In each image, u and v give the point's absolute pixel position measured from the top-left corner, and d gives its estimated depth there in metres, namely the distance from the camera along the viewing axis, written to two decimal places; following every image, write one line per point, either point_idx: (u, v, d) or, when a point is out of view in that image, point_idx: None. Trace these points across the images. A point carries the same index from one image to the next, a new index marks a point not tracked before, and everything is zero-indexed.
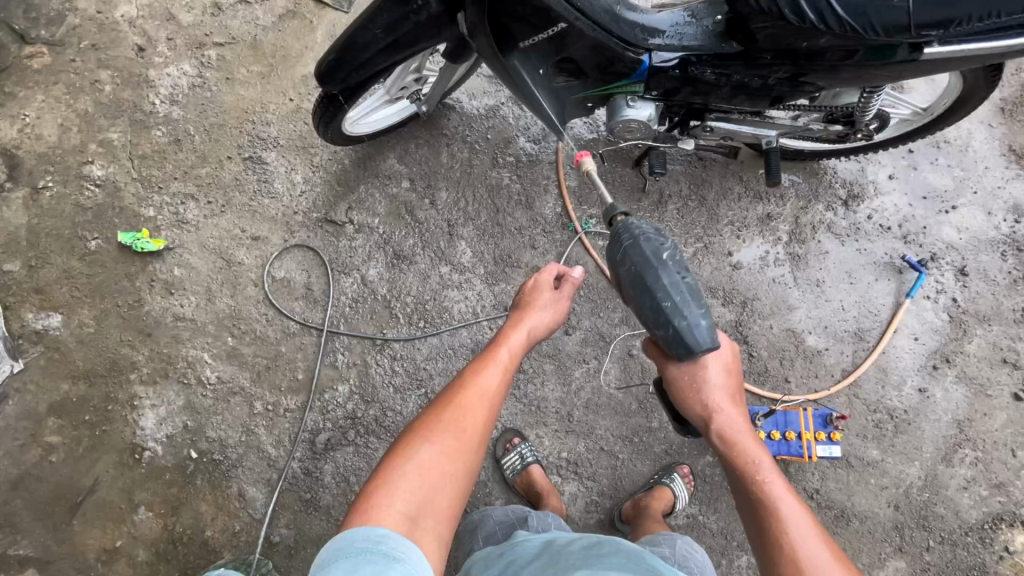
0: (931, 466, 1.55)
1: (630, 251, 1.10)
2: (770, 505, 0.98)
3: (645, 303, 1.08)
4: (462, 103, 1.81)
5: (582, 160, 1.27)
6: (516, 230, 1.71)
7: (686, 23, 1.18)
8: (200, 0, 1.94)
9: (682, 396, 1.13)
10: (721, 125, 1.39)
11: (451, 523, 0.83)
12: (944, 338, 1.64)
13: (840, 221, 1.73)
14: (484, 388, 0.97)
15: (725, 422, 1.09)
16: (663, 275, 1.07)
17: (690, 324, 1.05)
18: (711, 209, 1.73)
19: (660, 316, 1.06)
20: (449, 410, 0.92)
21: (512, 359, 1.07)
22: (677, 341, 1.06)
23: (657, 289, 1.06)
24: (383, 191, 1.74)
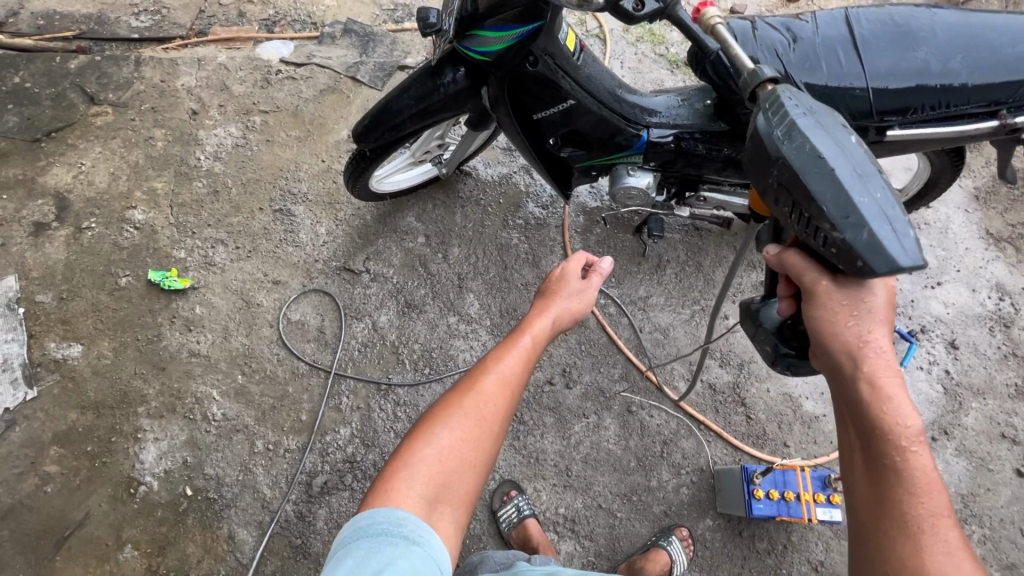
0: None
1: (800, 122, 0.84)
2: (907, 477, 0.78)
3: (826, 192, 0.80)
4: (478, 170, 1.99)
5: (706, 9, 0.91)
6: (522, 286, 1.81)
7: (678, 105, 1.37)
8: (252, 76, 2.20)
9: (821, 315, 0.87)
10: (714, 196, 1.53)
11: (467, 509, 0.87)
12: (940, 409, 1.66)
13: None
14: (504, 374, 1.00)
15: (877, 363, 0.83)
16: (850, 162, 0.81)
17: (894, 232, 0.77)
18: (708, 275, 1.83)
19: (850, 213, 0.78)
20: (470, 396, 0.95)
21: (533, 348, 1.09)
22: (872, 251, 0.77)
23: (847, 181, 0.79)
24: (399, 245, 1.87)
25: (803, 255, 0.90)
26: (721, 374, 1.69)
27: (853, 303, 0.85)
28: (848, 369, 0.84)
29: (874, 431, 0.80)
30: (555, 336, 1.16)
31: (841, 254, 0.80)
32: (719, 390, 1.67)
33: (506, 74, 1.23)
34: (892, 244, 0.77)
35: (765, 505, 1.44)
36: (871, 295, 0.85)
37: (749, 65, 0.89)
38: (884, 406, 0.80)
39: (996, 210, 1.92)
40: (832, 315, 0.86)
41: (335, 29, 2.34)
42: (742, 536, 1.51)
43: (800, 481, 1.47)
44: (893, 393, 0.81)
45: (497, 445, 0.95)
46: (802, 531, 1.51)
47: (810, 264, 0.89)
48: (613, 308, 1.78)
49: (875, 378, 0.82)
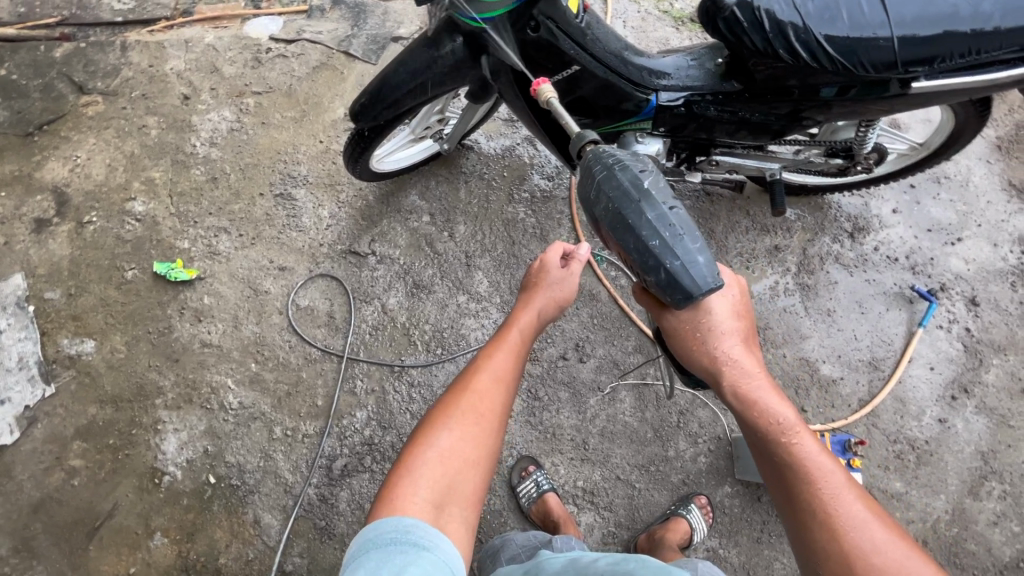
0: (957, 500, 1.51)
1: (606, 183, 0.97)
2: (798, 466, 0.87)
3: (629, 244, 0.96)
4: (480, 144, 1.94)
5: (541, 88, 1.11)
6: (530, 261, 1.78)
7: (689, 66, 1.31)
8: (242, 55, 2.13)
9: (683, 350, 1.01)
10: (726, 159, 1.48)
11: (476, 507, 0.87)
12: (960, 368, 1.64)
13: (847, 252, 1.78)
14: (497, 372, 1.01)
15: (735, 375, 0.96)
16: (648, 210, 0.94)
17: (685, 263, 0.92)
18: (720, 241, 1.80)
19: (648, 258, 0.94)
20: (465, 397, 0.96)
21: (523, 343, 1.09)
22: (672, 286, 0.93)
23: (644, 230, 0.94)
24: (404, 225, 1.83)
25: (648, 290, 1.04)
26: None
27: (699, 327, 1.00)
28: (720, 388, 0.97)
29: (757, 439, 0.92)
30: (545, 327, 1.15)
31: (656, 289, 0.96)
32: None
33: (507, 42, 1.17)
34: (685, 274, 0.92)
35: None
36: (710, 314, 1.00)
37: (575, 130, 1.05)
38: (755, 415, 0.92)
39: (1019, 160, 1.86)
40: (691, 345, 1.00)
41: (324, 1, 2.25)
42: (761, 501, 1.51)
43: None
44: (762, 395, 0.94)
45: (499, 442, 0.95)
46: None
47: (654, 306, 1.04)
48: (624, 280, 1.75)
49: (738, 389, 0.95)
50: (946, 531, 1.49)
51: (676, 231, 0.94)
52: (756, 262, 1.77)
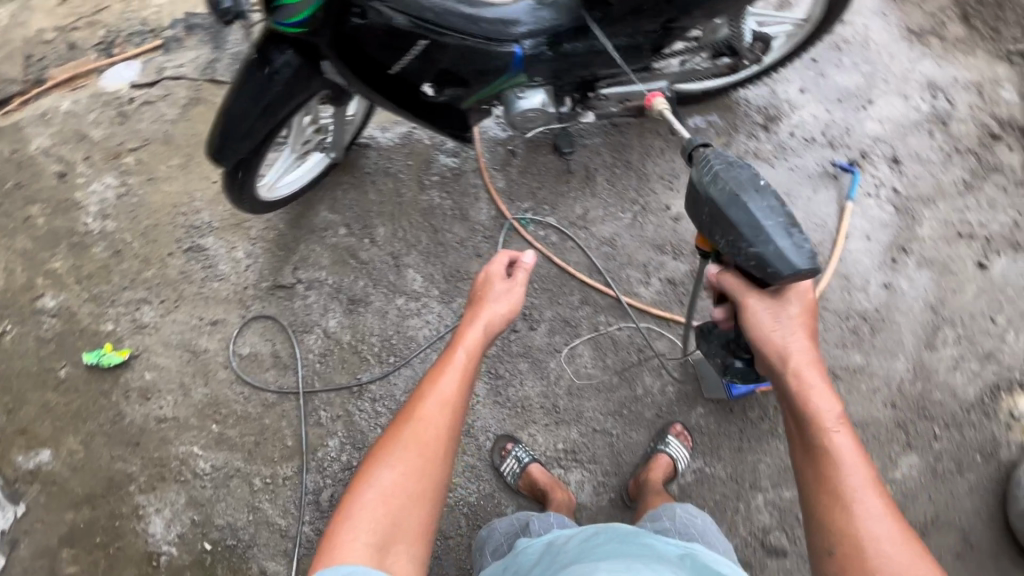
0: (916, 356, 1.55)
1: (720, 171, 0.98)
2: (833, 456, 0.87)
3: (740, 220, 0.94)
4: (376, 138, 1.85)
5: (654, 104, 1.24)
6: (457, 244, 1.73)
7: (539, 7, 1.23)
8: (106, 114, 1.99)
9: (751, 325, 1.00)
10: (615, 90, 1.44)
11: (424, 541, 0.88)
12: (895, 229, 1.65)
13: (764, 146, 1.74)
14: (444, 395, 0.99)
15: (795, 359, 0.95)
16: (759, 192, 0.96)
17: (795, 242, 0.93)
18: (639, 170, 1.75)
19: (759, 233, 0.93)
20: (408, 427, 0.94)
21: (471, 359, 1.08)
22: (778, 258, 0.92)
23: (758, 208, 0.94)
24: (322, 243, 1.77)
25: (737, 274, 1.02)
26: (677, 266, 1.66)
27: (775, 310, 0.99)
28: (773, 367, 0.97)
29: (800, 421, 0.92)
30: (488, 339, 1.15)
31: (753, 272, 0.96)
32: (679, 282, 1.65)
33: (336, 37, 1.09)
34: (791, 254, 0.92)
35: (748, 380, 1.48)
36: (786, 302, 1.00)
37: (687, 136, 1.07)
38: (803, 400, 0.92)
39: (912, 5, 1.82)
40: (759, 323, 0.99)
41: (177, 30, 2.10)
42: (734, 412, 1.55)
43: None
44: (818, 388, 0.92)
45: (448, 470, 0.94)
46: None
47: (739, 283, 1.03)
48: (555, 237, 1.72)
49: (795, 372, 0.94)
50: (911, 388, 1.54)
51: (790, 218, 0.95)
52: (679, 181, 1.74)
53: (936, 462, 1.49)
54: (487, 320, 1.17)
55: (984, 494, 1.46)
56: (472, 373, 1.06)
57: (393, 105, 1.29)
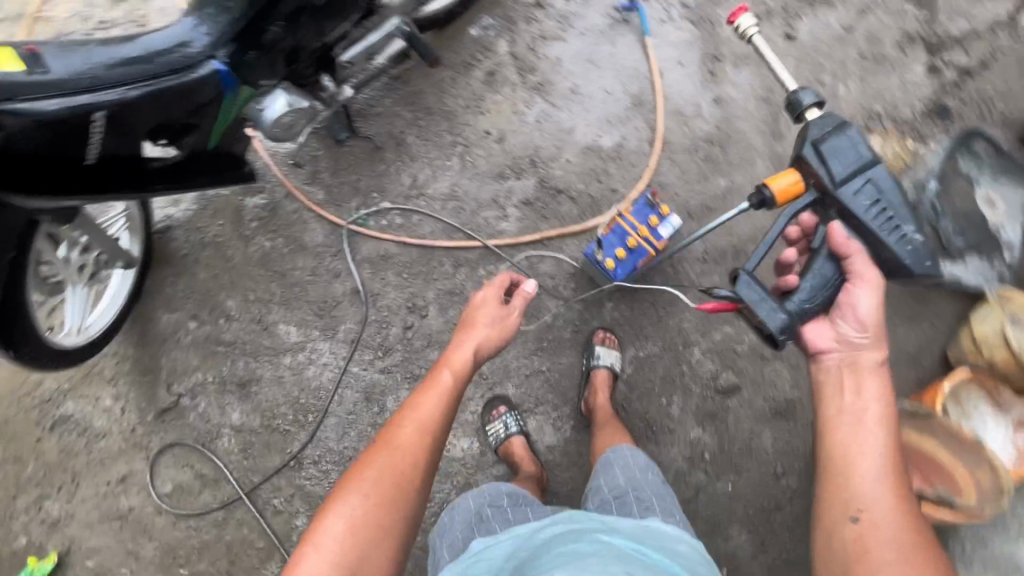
0: (771, 151, 1.55)
1: (866, 144, 1.01)
2: (864, 475, 0.86)
3: (886, 198, 0.99)
4: (173, 216, 1.66)
5: (739, 19, 1.04)
6: (310, 276, 1.60)
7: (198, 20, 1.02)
8: None
9: (851, 295, 1.01)
10: (354, 51, 1.30)
11: None
12: (700, 43, 1.61)
13: (547, 23, 1.64)
14: (425, 419, 0.97)
15: (858, 370, 0.96)
16: (882, 185, 1.00)
17: (903, 236, 0.98)
18: (442, 110, 1.62)
19: (886, 225, 0.98)
20: (387, 452, 0.92)
21: (456, 383, 1.04)
22: (900, 255, 0.98)
23: (895, 191, 0.99)
24: (181, 347, 1.62)
25: (860, 238, 1.01)
26: (525, 185, 1.58)
27: (863, 301, 1.00)
28: (841, 367, 0.98)
29: (844, 427, 0.91)
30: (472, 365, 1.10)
31: (892, 245, 0.98)
32: (534, 199, 1.58)
33: None
34: (915, 250, 0.99)
35: (624, 267, 1.30)
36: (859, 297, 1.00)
37: (796, 89, 1.06)
38: (855, 414, 0.92)
39: None
40: (855, 299, 1.00)
41: None
42: (640, 290, 1.53)
43: (622, 235, 1.31)
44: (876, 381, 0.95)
45: (424, 498, 0.92)
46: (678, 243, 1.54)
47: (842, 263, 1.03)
48: (398, 218, 1.60)
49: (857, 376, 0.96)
50: None
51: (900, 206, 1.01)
52: (485, 101, 1.62)
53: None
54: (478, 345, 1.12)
55: None
56: (454, 400, 1.03)
57: (162, 186, 1.17)
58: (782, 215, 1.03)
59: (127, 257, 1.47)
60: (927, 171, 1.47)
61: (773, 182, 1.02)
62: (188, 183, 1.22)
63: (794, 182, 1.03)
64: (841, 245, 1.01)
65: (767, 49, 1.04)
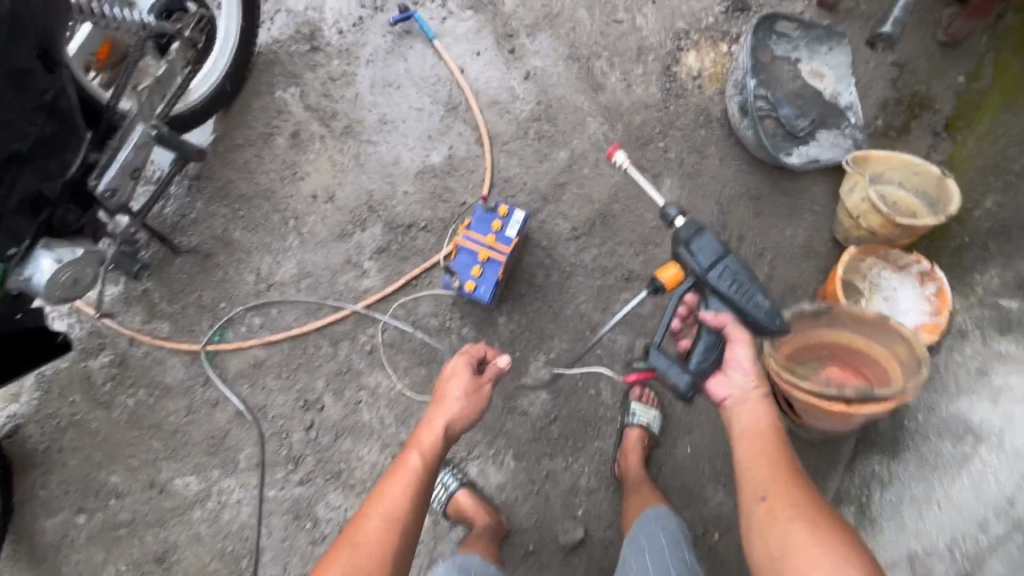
0: (598, 105, 1.49)
1: (710, 237, 1.13)
2: (769, 482, 0.89)
3: (739, 280, 1.08)
4: (17, 413, 1.47)
5: (616, 155, 1.22)
6: (187, 415, 1.44)
7: None
8: None
9: (732, 351, 1.07)
10: (108, 180, 1.11)
11: None
12: (488, 27, 1.54)
13: (331, 64, 1.53)
14: (391, 509, 0.90)
15: (750, 398, 1.03)
16: (732, 265, 1.09)
17: (754, 303, 1.07)
18: (258, 191, 1.49)
19: (738, 294, 1.08)
20: (348, 551, 0.85)
21: (428, 466, 0.97)
22: (758, 318, 1.07)
23: (740, 273, 1.09)
24: (77, 548, 1.42)
25: (728, 308, 1.09)
26: (371, 234, 1.47)
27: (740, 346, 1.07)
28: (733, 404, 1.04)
29: (748, 450, 0.96)
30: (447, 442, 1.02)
31: (749, 309, 1.07)
32: (386, 243, 1.46)
33: None
34: (764, 312, 1.07)
35: (485, 284, 1.20)
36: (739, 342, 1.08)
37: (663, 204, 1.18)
38: (753, 433, 0.97)
39: None
40: (735, 354, 1.07)
41: None
42: (526, 291, 1.44)
43: (472, 254, 1.22)
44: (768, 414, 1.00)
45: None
46: (545, 232, 1.46)
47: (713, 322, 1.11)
48: (256, 318, 1.46)
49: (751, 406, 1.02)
50: (618, 133, 1.48)
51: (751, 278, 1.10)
52: (298, 165, 1.49)
53: (685, 166, 1.46)
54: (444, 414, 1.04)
55: (733, 152, 1.46)
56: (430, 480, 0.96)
57: None
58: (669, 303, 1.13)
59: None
60: (744, 70, 1.38)
61: (661, 274, 1.14)
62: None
63: (675, 276, 1.14)
64: (715, 321, 1.09)
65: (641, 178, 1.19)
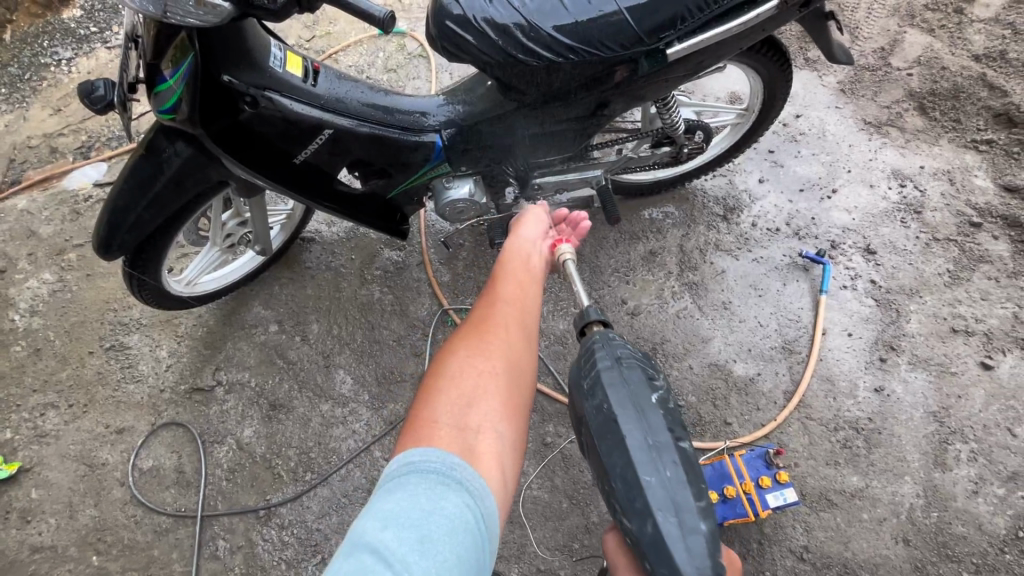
0: (925, 478, 1.29)
1: (602, 381, 0.80)
2: None
3: (617, 469, 0.75)
4: (321, 232, 1.77)
5: (560, 245, 1.08)
6: (394, 342, 1.59)
7: (444, 105, 1.22)
8: (53, 200, 1.85)
9: None
10: (548, 180, 1.34)
11: (511, 432, 0.75)
12: (878, 325, 1.47)
13: (726, 236, 1.62)
14: (511, 274, 0.98)
15: None
16: (638, 443, 0.75)
17: (668, 522, 0.70)
18: (592, 262, 1.61)
19: (635, 499, 0.73)
20: (480, 319, 0.90)
21: (530, 258, 1.04)
22: (656, 548, 0.70)
23: (638, 459, 0.74)
24: (250, 341, 1.62)
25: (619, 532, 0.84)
26: None
27: None
28: None
29: None
30: (540, 254, 1.07)
31: (629, 509, 0.73)
32: None
33: (221, 122, 1.02)
34: (679, 550, 0.69)
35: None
36: None
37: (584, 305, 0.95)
38: None
39: (867, 98, 1.79)
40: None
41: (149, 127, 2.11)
42: None
43: (721, 477, 1.24)
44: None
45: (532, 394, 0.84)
46: (775, 520, 1.27)
47: None
48: None
49: None
50: (928, 520, 1.26)
51: (680, 479, 0.74)
52: (635, 273, 1.59)
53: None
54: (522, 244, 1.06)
55: None
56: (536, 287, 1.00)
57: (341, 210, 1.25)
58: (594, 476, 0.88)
59: (266, 245, 1.49)
60: None
61: None
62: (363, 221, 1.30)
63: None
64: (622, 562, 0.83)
65: (574, 276, 1.03)
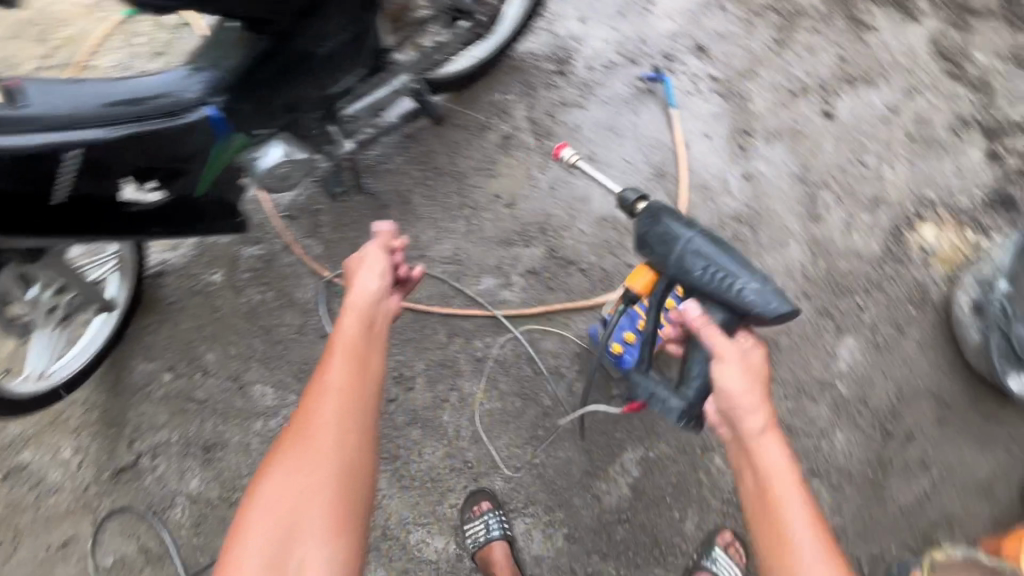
0: (806, 235, 1.41)
1: (665, 229, 1.04)
2: None
3: (722, 262, 0.98)
4: (168, 260, 1.59)
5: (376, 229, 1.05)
6: (296, 334, 1.50)
7: (191, 74, 1.06)
8: None
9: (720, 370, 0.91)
10: (357, 107, 1.25)
11: (336, 549, 0.76)
12: (729, 117, 1.50)
13: (568, 91, 1.56)
14: (341, 346, 0.88)
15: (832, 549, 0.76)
16: (723, 258, 0.99)
17: (746, 285, 0.95)
18: (454, 170, 1.55)
19: (725, 284, 0.98)
20: (306, 415, 0.83)
21: (365, 317, 0.93)
22: (762, 300, 0.94)
23: (712, 254, 0.99)
24: (151, 400, 1.50)
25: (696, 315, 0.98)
26: (532, 254, 1.47)
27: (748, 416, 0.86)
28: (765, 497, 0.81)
29: None
30: (376, 308, 0.95)
31: (726, 292, 0.97)
32: (540, 270, 1.46)
33: None
34: (764, 300, 0.95)
35: (633, 350, 1.28)
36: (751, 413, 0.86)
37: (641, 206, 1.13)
38: None
39: None
40: (723, 373, 0.90)
41: None
42: None
43: (632, 318, 1.26)
44: (746, 392, 0.88)
45: (371, 488, 0.83)
46: None
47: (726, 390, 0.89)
48: None
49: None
50: (818, 270, 1.38)
51: (732, 256, 1.00)
52: (497, 164, 1.55)
53: (875, 336, 1.34)
54: (354, 304, 0.94)
55: (937, 347, 1.33)
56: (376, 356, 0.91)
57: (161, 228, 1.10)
58: (648, 311, 1.07)
59: (89, 293, 1.34)
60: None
61: (633, 278, 1.08)
62: (187, 229, 1.15)
63: (647, 281, 1.07)
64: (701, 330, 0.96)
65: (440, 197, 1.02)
